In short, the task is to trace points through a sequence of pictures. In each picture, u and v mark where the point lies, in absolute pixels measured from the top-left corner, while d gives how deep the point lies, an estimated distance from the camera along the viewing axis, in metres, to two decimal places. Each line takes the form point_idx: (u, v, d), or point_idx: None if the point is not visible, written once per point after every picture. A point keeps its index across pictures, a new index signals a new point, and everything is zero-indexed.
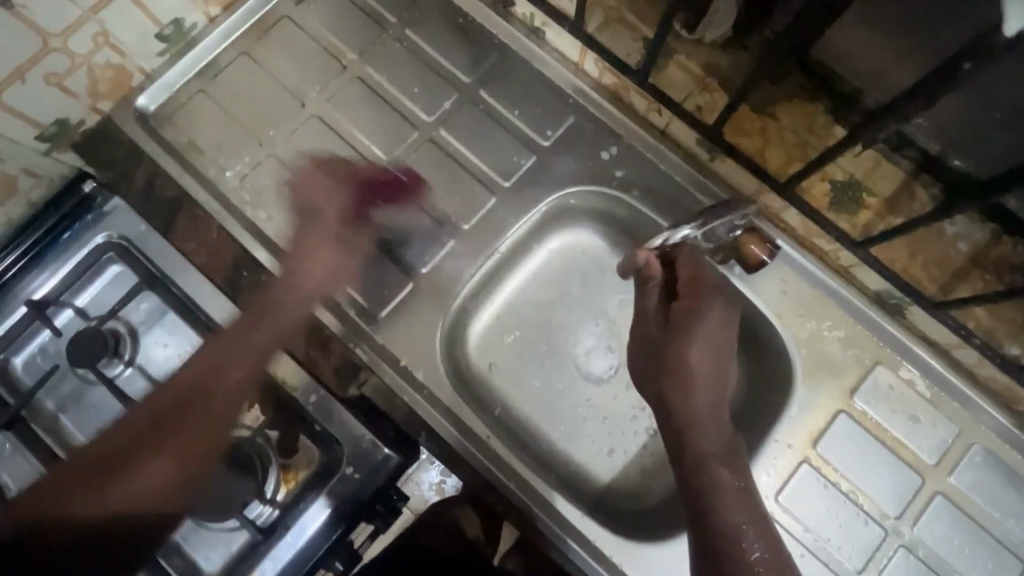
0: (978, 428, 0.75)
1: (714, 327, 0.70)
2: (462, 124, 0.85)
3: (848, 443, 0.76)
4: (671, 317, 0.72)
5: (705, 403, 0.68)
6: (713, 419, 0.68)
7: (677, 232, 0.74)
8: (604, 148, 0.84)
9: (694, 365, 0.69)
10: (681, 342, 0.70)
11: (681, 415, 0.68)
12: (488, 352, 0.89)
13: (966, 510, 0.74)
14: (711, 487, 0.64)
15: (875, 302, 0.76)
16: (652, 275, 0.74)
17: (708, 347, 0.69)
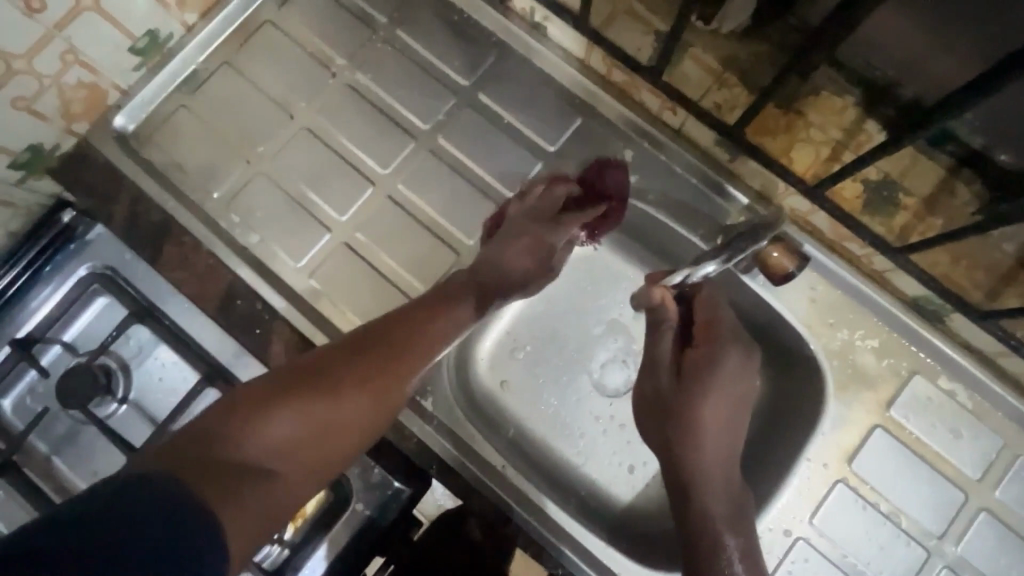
0: (1023, 438, 0.71)
1: (732, 382, 0.68)
2: (461, 131, 0.80)
3: (886, 460, 0.71)
4: (682, 370, 0.69)
5: (716, 463, 0.65)
6: (725, 480, 0.64)
7: (699, 270, 0.67)
8: (616, 151, 0.78)
9: (705, 423, 0.66)
10: (691, 398, 0.67)
11: (688, 475, 0.65)
12: (498, 371, 0.84)
13: (1013, 526, 0.70)
14: (715, 551, 0.60)
15: (912, 309, 0.72)
16: (665, 317, 0.69)
17: (721, 405, 0.67)
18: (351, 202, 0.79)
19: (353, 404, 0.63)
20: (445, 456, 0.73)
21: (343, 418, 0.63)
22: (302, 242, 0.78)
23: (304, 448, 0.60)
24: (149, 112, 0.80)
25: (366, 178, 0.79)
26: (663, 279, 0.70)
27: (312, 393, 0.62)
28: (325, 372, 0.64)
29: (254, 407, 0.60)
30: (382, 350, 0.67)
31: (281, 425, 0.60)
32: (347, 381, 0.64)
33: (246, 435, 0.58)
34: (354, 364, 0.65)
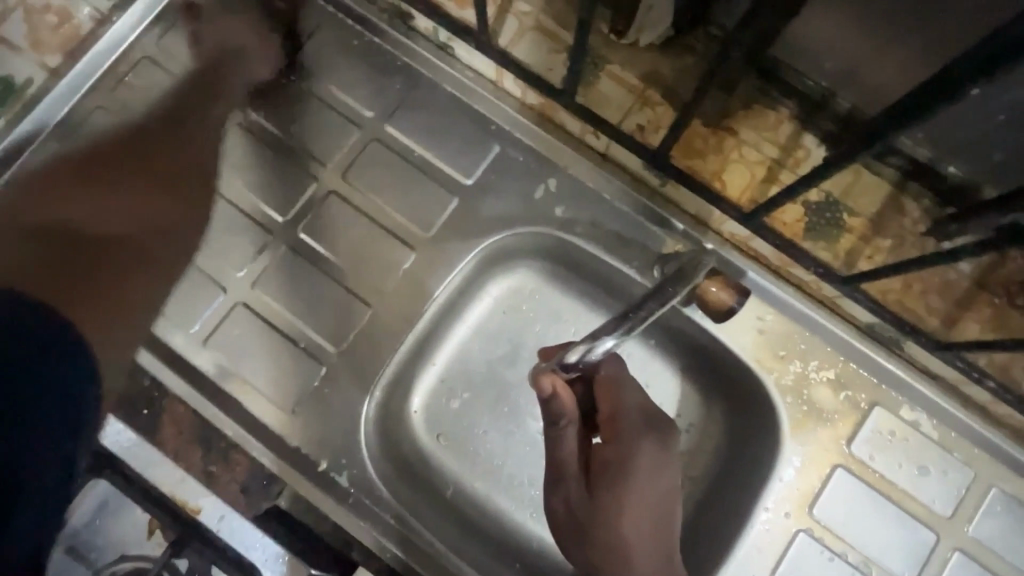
0: (996, 469, 0.65)
1: (649, 482, 0.58)
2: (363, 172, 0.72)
3: (850, 502, 0.65)
4: (593, 476, 0.59)
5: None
6: None
7: (598, 346, 0.58)
8: (539, 179, 0.71)
9: (630, 537, 0.56)
10: (610, 511, 0.57)
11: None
12: (431, 426, 0.77)
13: (990, 565, 0.64)
14: None
15: (867, 334, 0.66)
16: (564, 409, 0.57)
17: (644, 509, 0.57)
18: (248, 253, 0.71)
19: (147, 206, 0.73)
20: (366, 536, 0.65)
21: (155, 223, 0.72)
22: (194, 303, 0.69)
23: (111, 251, 0.71)
24: (14, 170, 0.71)
25: (265, 227, 0.71)
26: (558, 362, 0.59)
27: (86, 180, 0.73)
28: (100, 174, 0.73)
29: (47, 197, 0.72)
30: (154, 168, 0.74)
31: (78, 202, 0.73)
32: (121, 171, 0.74)
33: (50, 205, 0.72)
34: (148, 158, 0.74)
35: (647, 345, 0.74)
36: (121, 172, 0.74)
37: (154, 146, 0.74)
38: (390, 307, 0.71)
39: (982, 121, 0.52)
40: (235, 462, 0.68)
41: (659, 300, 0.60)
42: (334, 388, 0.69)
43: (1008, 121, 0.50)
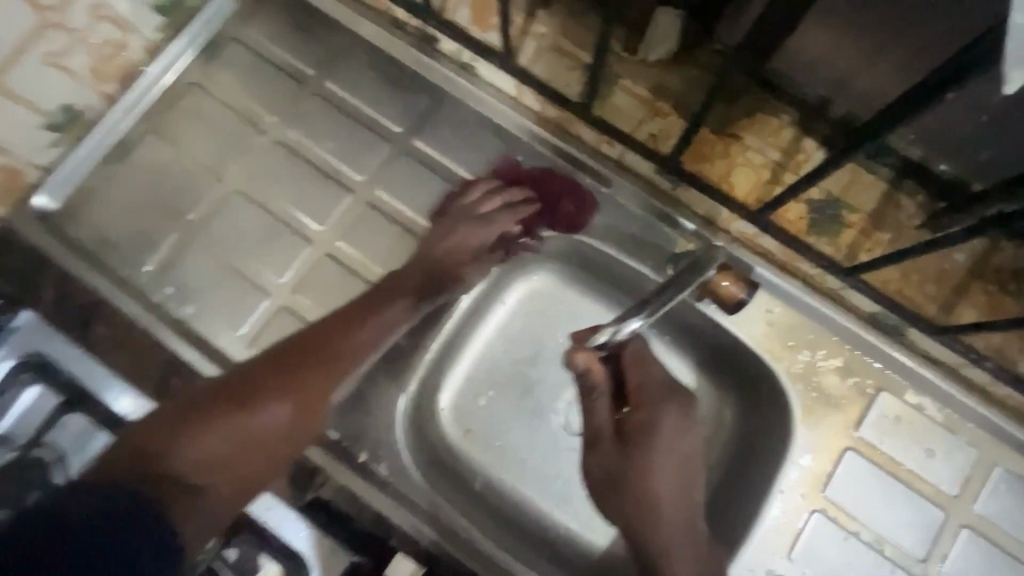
0: (1000, 450, 0.69)
1: (674, 444, 0.63)
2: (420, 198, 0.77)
3: (861, 483, 0.69)
4: (624, 439, 0.64)
5: (677, 532, 0.60)
6: (691, 544, 0.60)
7: (625, 326, 0.62)
8: (558, 188, 0.76)
9: (659, 491, 0.61)
10: (642, 469, 0.62)
11: (653, 551, 0.60)
12: (460, 421, 0.81)
13: (998, 542, 0.68)
14: None
15: (870, 324, 0.70)
16: (596, 384, 0.62)
17: (670, 468, 0.62)
18: (289, 262, 0.76)
19: (288, 399, 0.68)
20: (402, 524, 0.70)
21: (259, 428, 0.67)
22: (240, 309, 0.74)
23: (220, 454, 0.65)
24: (73, 188, 0.76)
25: (303, 237, 0.77)
26: (588, 341, 0.64)
27: (241, 407, 0.67)
28: (241, 390, 0.68)
29: (179, 424, 0.65)
30: (296, 365, 0.69)
31: (207, 440, 0.65)
32: (247, 402, 0.67)
33: (178, 438, 0.64)
34: (300, 375, 0.68)
35: (662, 340, 0.79)
36: (268, 393, 0.68)
37: (307, 345, 0.70)
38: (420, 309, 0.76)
39: (968, 123, 0.56)
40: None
41: (682, 282, 0.65)
42: None
43: (992, 120, 0.54)
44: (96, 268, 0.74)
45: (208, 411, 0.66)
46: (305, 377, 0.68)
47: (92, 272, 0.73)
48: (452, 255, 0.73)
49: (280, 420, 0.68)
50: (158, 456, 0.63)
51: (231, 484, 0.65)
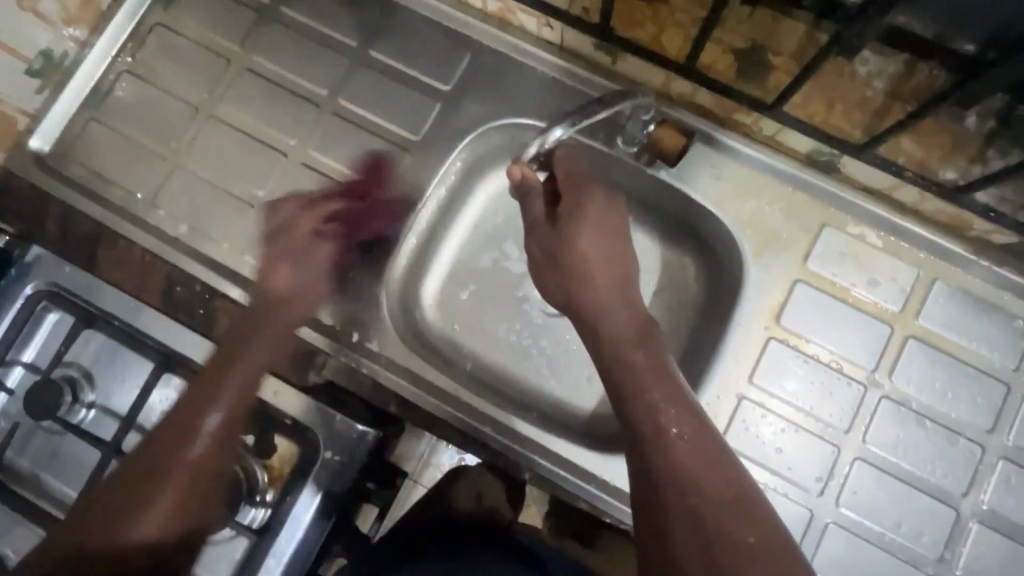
0: (938, 265, 0.75)
1: (595, 224, 0.71)
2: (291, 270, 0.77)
3: (809, 308, 0.75)
4: (558, 220, 0.72)
5: (609, 292, 0.68)
6: (623, 307, 0.67)
7: (549, 136, 0.70)
8: (507, 77, 0.81)
9: (589, 256, 0.69)
10: (575, 238, 0.70)
11: (590, 309, 0.68)
12: (447, 311, 0.88)
13: (941, 347, 0.74)
14: (629, 368, 0.62)
15: (808, 164, 0.76)
16: (533, 186, 0.72)
17: (600, 238, 0.70)
18: (266, 175, 0.81)
19: (173, 467, 0.64)
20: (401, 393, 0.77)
21: (128, 526, 0.61)
22: (228, 223, 0.81)
23: (161, 510, 0.62)
24: (62, 130, 0.82)
25: (277, 150, 0.82)
26: (523, 156, 0.72)
27: (131, 498, 0.62)
28: (114, 506, 0.62)
29: (104, 515, 0.62)
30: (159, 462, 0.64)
31: (150, 500, 0.62)
32: (128, 502, 0.61)
33: (116, 520, 0.61)
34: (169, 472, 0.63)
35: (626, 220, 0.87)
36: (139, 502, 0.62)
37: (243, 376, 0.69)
38: (394, 206, 0.80)
39: None
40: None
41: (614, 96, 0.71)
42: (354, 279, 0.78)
43: None
44: (94, 201, 0.80)
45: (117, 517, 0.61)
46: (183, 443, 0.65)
47: (92, 204, 0.80)
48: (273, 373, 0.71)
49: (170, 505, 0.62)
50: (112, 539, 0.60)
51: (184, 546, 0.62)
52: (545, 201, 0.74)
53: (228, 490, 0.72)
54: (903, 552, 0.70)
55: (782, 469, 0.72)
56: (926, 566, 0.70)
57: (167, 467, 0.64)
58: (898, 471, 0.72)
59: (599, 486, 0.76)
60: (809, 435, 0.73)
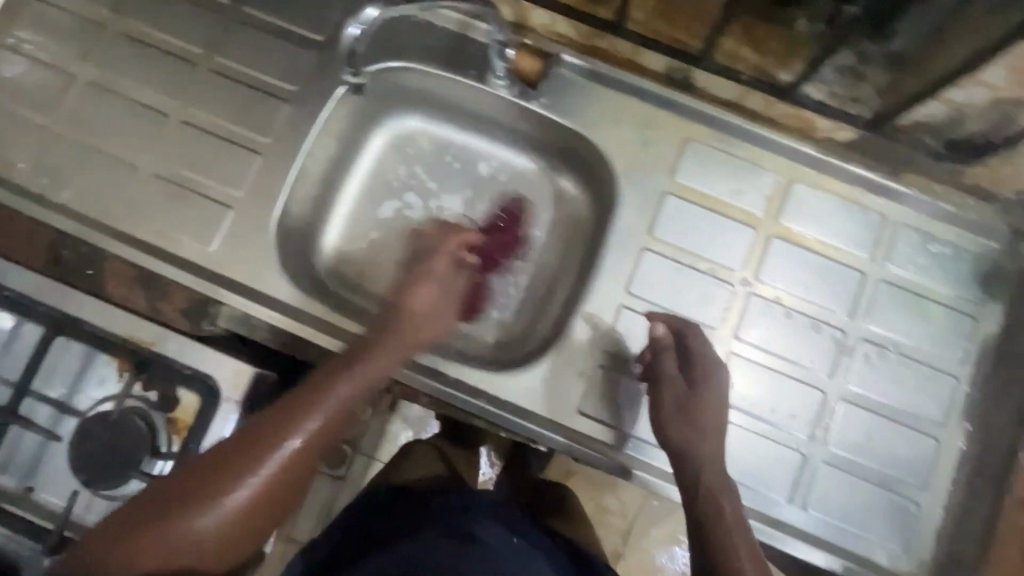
0: (797, 168, 0.79)
1: (716, 405, 0.69)
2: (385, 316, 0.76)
3: (680, 219, 0.79)
4: (691, 389, 0.70)
5: (716, 440, 0.67)
6: (721, 449, 0.67)
7: (363, 15, 0.69)
8: (379, 22, 0.83)
9: (711, 422, 0.67)
10: (699, 409, 0.68)
11: (686, 454, 0.66)
12: (349, 260, 0.90)
13: (803, 244, 0.79)
14: (717, 515, 0.62)
15: (667, 83, 0.80)
16: (663, 342, 0.73)
17: (718, 430, 0.67)
18: (148, 135, 0.82)
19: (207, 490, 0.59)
20: (298, 334, 0.79)
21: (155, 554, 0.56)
22: (113, 185, 0.81)
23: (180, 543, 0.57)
24: None
25: (157, 111, 0.82)
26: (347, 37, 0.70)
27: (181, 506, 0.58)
28: (204, 480, 0.59)
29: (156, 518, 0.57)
30: (209, 471, 0.60)
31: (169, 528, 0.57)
32: (247, 455, 0.60)
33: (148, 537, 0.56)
34: (276, 449, 0.61)
35: (516, 157, 0.92)
36: (245, 470, 0.60)
37: (351, 386, 0.66)
38: (276, 154, 0.81)
39: None
40: (173, 296, 0.77)
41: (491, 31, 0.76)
42: (242, 229, 0.80)
43: None
44: None
45: (132, 535, 0.56)
46: (305, 419, 0.63)
47: None
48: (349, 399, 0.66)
49: (260, 487, 0.60)
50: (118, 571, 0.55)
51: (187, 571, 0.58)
52: (675, 381, 0.71)
53: (134, 445, 0.74)
54: (777, 437, 0.74)
55: None
56: (799, 446, 0.74)
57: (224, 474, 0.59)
58: (769, 362, 0.76)
59: (490, 401, 0.76)
60: None
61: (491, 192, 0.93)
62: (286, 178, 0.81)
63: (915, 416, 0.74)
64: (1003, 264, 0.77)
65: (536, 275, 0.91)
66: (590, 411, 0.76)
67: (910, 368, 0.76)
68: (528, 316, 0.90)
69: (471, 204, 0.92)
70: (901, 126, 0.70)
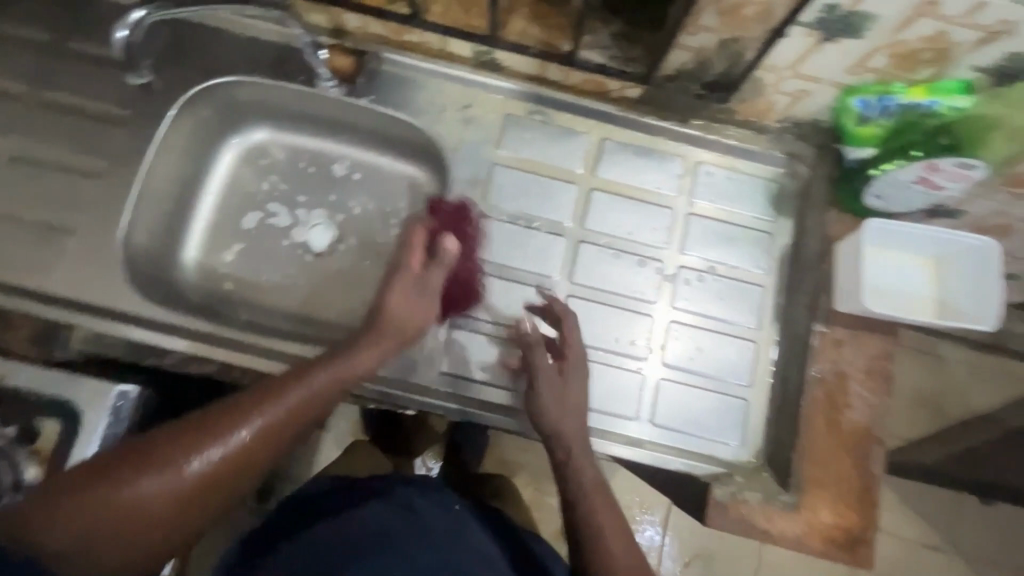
0: (605, 126, 0.89)
1: (579, 380, 0.73)
2: (393, 295, 0.75)
3: (509, 186, 0.87)
4: (558, 366, 0.73)
5: (576, 418, 0.70)
6: (580, 426, 0.70)
7: (130, 18, 0.73)
8: (205, 44, 0.88)
9: (571, 398, 0.71)
10: (564, 389, 0.72)
11: (555, 437, 0.70)
12: (212, 271, 0.92)
13: (620, 192, 0.88)
14: (581, 492, 0.66)
15: (480, 67, 0.88)
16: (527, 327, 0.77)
17: (579, 398, 0.72)
18: None
19: (190, 449, 0.60)
20: (158, 345, 0.80)
21: (101, 513, 0.56)
22: None
23: (127, 506, 0.57)
24: None
25: None
26: (116, 39, 0.73)
27: (156, 459, 0.59)
28: (150, 449, 0.59)
29: (115, 472, 0.58)
30: (195, 428, 0.61)
31: (130, 485, 0.57)
32: (197, 425, 0.61)
33: (92, 498, 0.56)
34: (259, 414, 0.63)
35: (367, 154, 0.97)
36: (204, 444, 0.60)
37: (324, 376, 0.67)
38: (115, 177, 0.83)
39: None
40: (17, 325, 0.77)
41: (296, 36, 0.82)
42: (86, 251, 0.81)
43: None
44: None
45: (40, 515, 0.55)
46: (289, 392, 0.65)
47: None
48: (353, 366, 0.70)
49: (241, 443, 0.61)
50: (43, 539, 0.54)
51: (127, 539, 0.58)
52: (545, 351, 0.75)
53: None
54: (619, 361, 0.83)
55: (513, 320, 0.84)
56: (639, 366, 0.83)
57: (215, 437, 0.61)
58: (605, 298, 0.85)
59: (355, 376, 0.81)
60: (528, 287, 0.85)
61: (349, 190, 0.97)
62: (126, 198, 0.83)
63: (735, 325, 0.84)
64: (786, 184, 0.88)
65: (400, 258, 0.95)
66: (451, 368, 0.82)
67: (726, 285, 0.86)
68: (394, 297, 0.93)
69: (331, 205, 0.97)
70: (667, 76, 0.81)
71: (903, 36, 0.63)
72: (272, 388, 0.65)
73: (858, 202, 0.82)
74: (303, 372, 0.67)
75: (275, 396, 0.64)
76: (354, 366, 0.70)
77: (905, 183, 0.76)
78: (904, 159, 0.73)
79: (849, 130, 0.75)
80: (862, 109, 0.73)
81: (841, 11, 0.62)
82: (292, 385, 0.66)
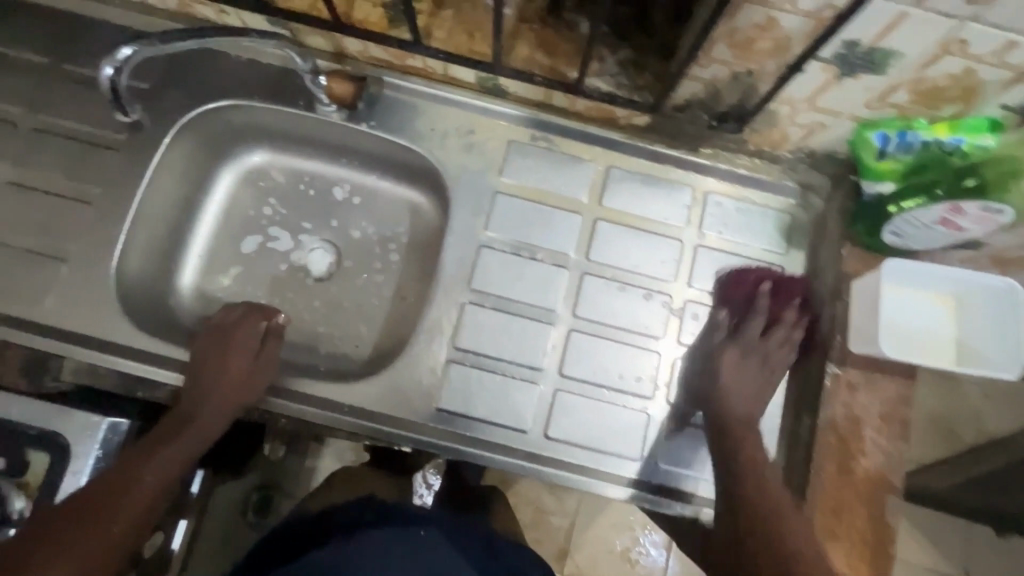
0: (613, 154, 0.87)
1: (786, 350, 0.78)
2: (240, 359, 0.77)
3: (511, 215, 0.85)
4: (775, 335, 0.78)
5: (752, 372, 0.76)
6: (752, 385, 0.76)
7: (117, 55, 0.69)
8: (205, 67, 0.86)
9: (758, 370, 0.77)
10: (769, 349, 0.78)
11: (725, 390, 0.75)
12: (208, 297, 0.90)
13: (627, 223, 0.85)
14: (740, 443, 0.71)
15: (485, 93, 0.86)
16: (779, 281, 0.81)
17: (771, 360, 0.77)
18: None
19: (74, 543, 0.60)
20: (152, 377, 0.78)
21: None
22: None
23: None
24: None
25: None
26: (103, 76, 0.72)
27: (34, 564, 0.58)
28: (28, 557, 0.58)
29: None
30: (79, 520, 0.62)
31: None
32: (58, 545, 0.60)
33: None
34: (132, 491, 0.65)
35: (367, 177, 0.95)
36: (86, 535, 0.61)
37: (185, 444, 0.71)
38: (109, 204, 0.82)
39: None
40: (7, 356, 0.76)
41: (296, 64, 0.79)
42: (79, 279, 0.80)
43: None
44: None
45: None
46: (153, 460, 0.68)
47: None
48: (206, 423, 0.73)
49: (123, 524, 0.64)
50: None
51: None
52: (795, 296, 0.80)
53: None
54: (623, 400, 0.80)
55: (514, 355, 0.81)
56: (645, 406, 0.80)
57: (96, 525, 0.62)
58: (610, 333, 0.82)
59: (352, 413, 0.79)
60: (531, 321, 0.82)
61: (349, 215, 0.95)
62: (120, 225, 0.81)
63: None
64: (799, 215, 0.85)
65: (401, 284, 0.92)
66: (447, 406, 0.79)
67: None
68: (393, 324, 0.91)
69: (331, 228, 0.94)
70: (677, 106, 0.78)
71: (926, 73, 0.60)
72: (132, 462, 0.67)
73: (875, 238, 0.77)
74: (155, 441, 0.70)
75: (143, 469, 0.66)
76: (207, 425, 0.74)
77: (925, 224, 0.71)
78: (927, 198, 0.67)
79: (869, 165, 0.70)
80: (881, 143, 0.69)
81: (862, 48, 0.59)
82: (154, 452, 0.68)
